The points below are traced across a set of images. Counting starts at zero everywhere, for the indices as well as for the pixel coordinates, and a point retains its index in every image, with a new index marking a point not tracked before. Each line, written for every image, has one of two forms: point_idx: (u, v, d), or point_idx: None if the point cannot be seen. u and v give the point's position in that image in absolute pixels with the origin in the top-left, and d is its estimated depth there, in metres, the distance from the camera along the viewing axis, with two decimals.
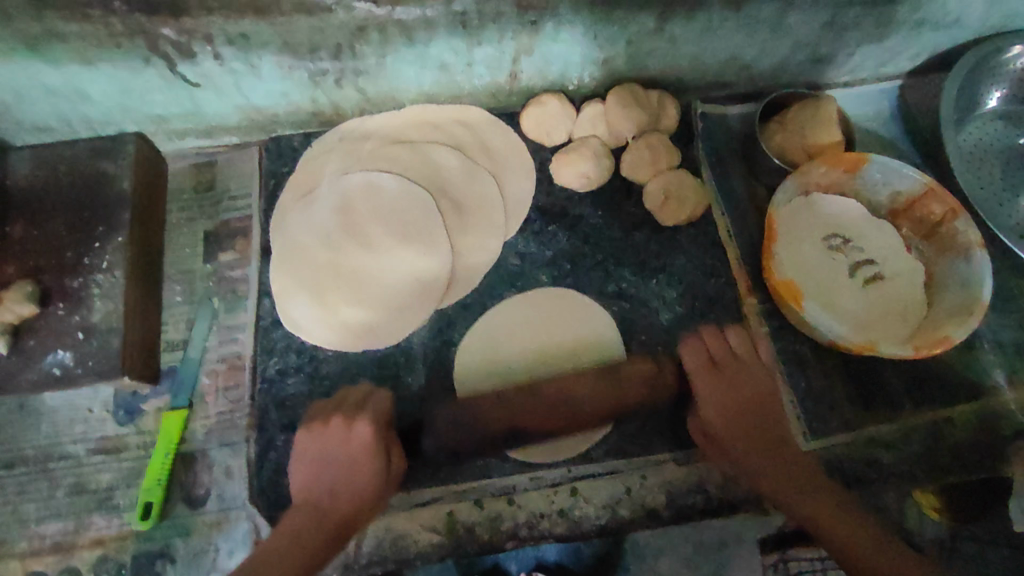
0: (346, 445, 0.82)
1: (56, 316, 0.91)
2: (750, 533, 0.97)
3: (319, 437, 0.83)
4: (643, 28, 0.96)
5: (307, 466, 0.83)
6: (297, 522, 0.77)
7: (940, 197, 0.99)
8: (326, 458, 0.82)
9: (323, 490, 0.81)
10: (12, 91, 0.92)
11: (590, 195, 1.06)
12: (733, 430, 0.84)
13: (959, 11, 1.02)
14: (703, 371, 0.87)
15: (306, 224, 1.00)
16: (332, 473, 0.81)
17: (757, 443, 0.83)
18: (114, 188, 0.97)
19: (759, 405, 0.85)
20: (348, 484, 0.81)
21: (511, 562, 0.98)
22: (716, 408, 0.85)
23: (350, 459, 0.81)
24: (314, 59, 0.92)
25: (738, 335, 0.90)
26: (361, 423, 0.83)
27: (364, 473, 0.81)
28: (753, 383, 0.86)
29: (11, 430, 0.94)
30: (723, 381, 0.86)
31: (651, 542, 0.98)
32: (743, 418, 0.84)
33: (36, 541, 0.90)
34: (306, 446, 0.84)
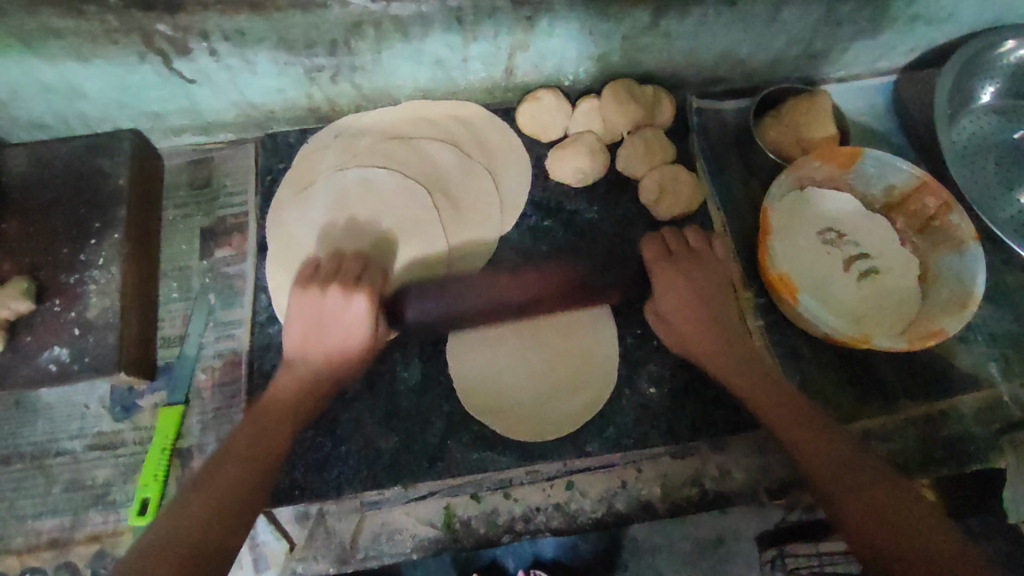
0: (338, 313, 0.85)
1: (52, 313, 0.91)
2: (748, 528, 1.02)
3: (317, 304, 0.86)
4: (638, 23, 0.96)
5: (301, 323, 0.87)
6: (289, 390, 0.85)
7: (934, 191, 1.00)
8: (317, 323, 0.86)
9: (319, 349, 0.86)
10: (8, 87, 0.92)
11: (585, 190, 1.07)
12: (683, 315, 0.91)
13: (953, 6, 1.03)
14: (660, 260, 0.94)
15: (302, 220, 1.00)
16: (326, 343, 0.86)
17: (706, 323, 0.90)
18: (110, 184, 0.97)
19: (710, 295, 0.92)
20: (340, 347, 0.86)
21: (507, 557, 1.01)
22: (667, 294, 0.91)
23: (341, 324, 0.85)
24: (309, 55, 0.93)
25: (696, 233, 0.97)
26: (359, 297, 0.85)
27: (355, 338, 0.86)
28: (709, 278, 0.93)
29: (7, 426, 0.94)
30: (681, 270, 0.92)
31: (649, 539, 1.02)
32: (696, 303, 0.91)
33: (32, 537, 0.90)
34: (300, 310, 0.87)
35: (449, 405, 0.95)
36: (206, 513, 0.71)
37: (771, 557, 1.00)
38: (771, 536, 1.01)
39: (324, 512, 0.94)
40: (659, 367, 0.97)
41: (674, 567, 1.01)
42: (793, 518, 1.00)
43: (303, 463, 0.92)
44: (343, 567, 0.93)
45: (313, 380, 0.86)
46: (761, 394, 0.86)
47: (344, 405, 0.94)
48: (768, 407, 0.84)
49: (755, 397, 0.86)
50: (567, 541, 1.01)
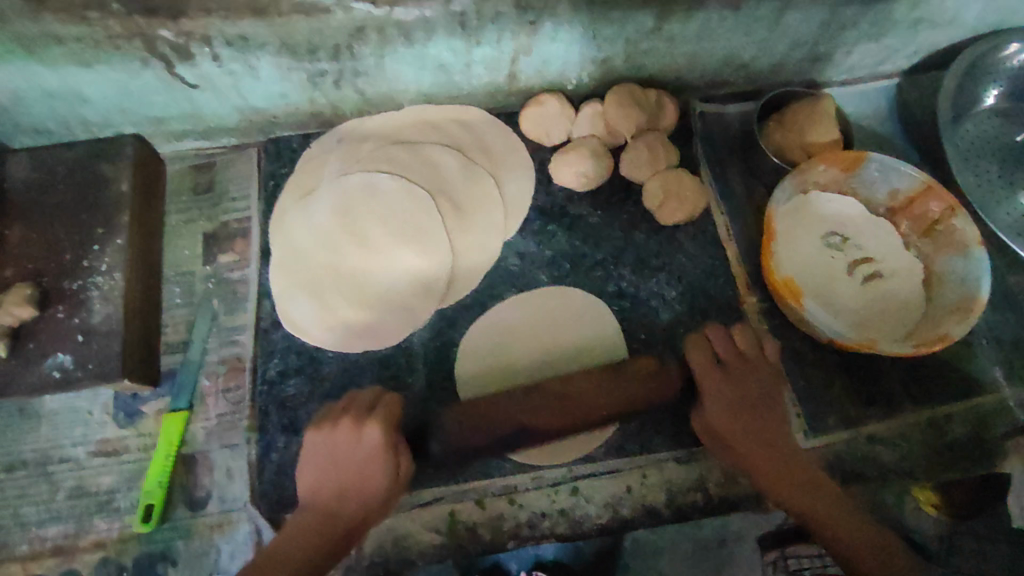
0: (352, 448, 0.80)
1: (56, 319, 0.90)
2: (750, 530, 1.00)
3: (328, 442, 0.81)
4: (642, 28, 0.96)
5: (312, 471, 0.81)
6: (310, 524, 0.79)
7: (938, 195, 0.99)
8: (333, 466, 0.81)
9: (329, 494, 0.80)
10: (10, 93, 0.91)
11: (589, 194, 1.07)
12: (736, 431, 0.83)
13: (956, 9, 1.03)
14: (713, 371, 0.84)
15: (306, 226, 1.00)
16: (340, 476, 0.81)
17: (762, 438, 0.83)
18: (113, 190, 0.97)
19: (764, 407, 0.84)
20: (364, 483, 0.80)
21: (512, 560, 0.99)
22: (722, 411, 0.83)
23: (357, 467, 0.80)
24: (312, 60, 0.92)
25: (744, 335, 0.88)
26: (371, 428, 0.80)
27: (375, 475, 0.80)
28: (762, 387, 0.85)
29: (10, 433, 0.94)
30: (731, 381, 0.84)
31: (652, 541, 1.00)
32: (749, 416, 0.83)
33: (36, 544, 0.90)
34: (315, 449, 0.82)
35: None
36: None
37: (772, 559, 0.98)
38: (772, 538, 0.99)
39: None
40: None
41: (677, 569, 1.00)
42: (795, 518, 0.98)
43: None
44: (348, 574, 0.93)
45: (342, 513, 0.80)
46: (824, 513, 0.79)
47: None
48: (834, 529, 0.78)
49: (821, 518, 0.79)
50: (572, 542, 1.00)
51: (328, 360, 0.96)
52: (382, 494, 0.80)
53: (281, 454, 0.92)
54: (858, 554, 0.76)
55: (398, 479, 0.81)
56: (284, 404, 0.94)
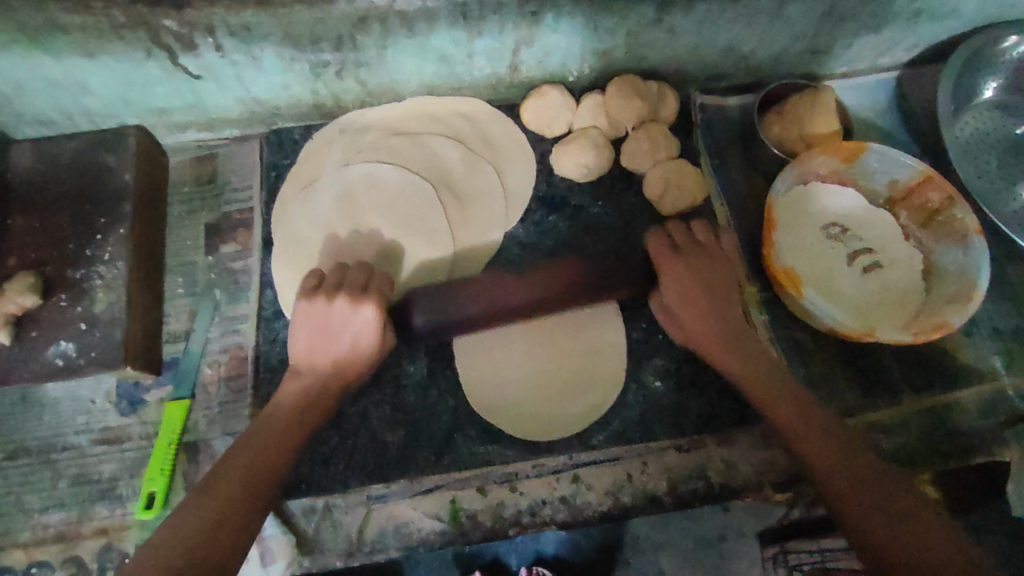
0: (347, 322, 0.83)
1: (59, 308, 0.91)
2: (750, 527, 1.08)
3: (323, 314, 0.83)
4: (643, 19, 0.96)
5: (303, 338, 0.84)
6: (294, 393, 0.81)
7: (938, 185, 1.00)
8: (322, 333, 0.83)
9: (321, 358, 0.84)
10: (14, 82, 0.92)
11: (590, 185, 1.07)
12: (687, 306, 0.90)
13: (956, 2, 1.03)
14: (668, 254, 0.92)
15: (308, 216, 1.00)
16: (330, 353, 0.83)
17: (713, 315, 0.89)
18: (116, 179, 0.97)
19: (714, 286, 0.90)
20: (352, 347, 0.83)
21: (511, 556, 1.07)
22: (675, 287, 0.90)
23: (346, 335, 0.83)
24: (315, 51, 0.93)
25: (701, 227, 0.95)
26: (367, 305, 0.83)
27: (364, 341, 0.83)
28: (712, 270, 0.91)
29: (13, 421, 0.94)
30: (684, 263, 0.91)
31: (650, 537, 1.09)
32: (700, 294, 0.90)
33: (39, 531, 0.90)
34: (307, 316, 0.84)
35: (454, 400, 0.95)
36: (206, 532, 0.65)
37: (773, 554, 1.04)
38: (772, 533, 1.05)
39: (330, 505, 0.94)
40: (664, 360, 0.98)
41: (676, 564, 1.08)
42: (796, 515, 1.00)
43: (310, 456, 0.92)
44: (350, 561, 0.93)
45: (319, 390, 0.82)
46: (770, 393, 0.84)
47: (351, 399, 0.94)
48: (768, 398, 0.84)
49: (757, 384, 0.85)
50: (570, 538, 1.08)
51: None
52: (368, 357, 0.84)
53: None
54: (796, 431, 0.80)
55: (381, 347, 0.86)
56: None
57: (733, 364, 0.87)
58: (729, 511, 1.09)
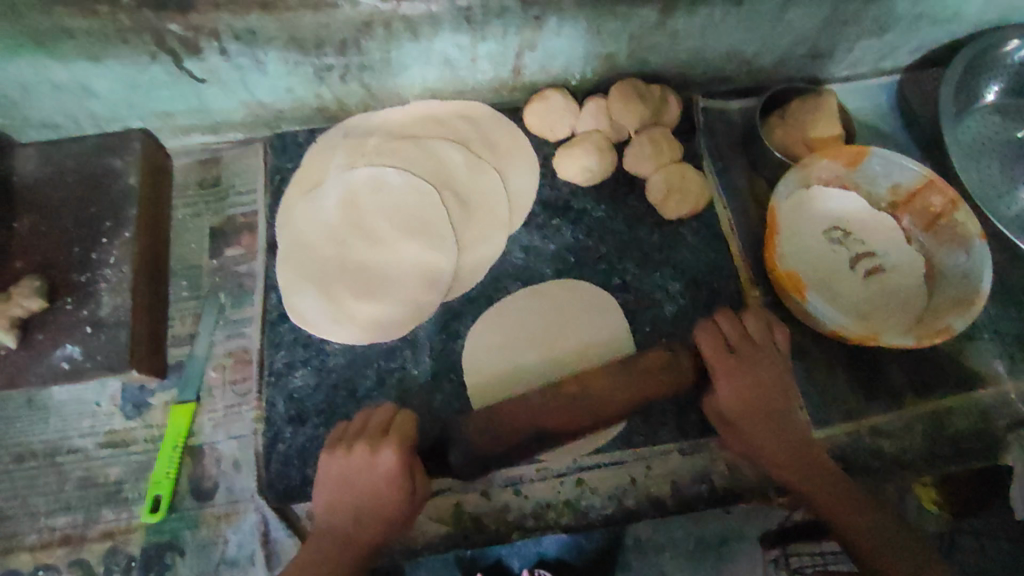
0: (366, 475, 0.78)
1: (64, 311, 0.91)
2: (751, 528, 0.98)
3: (341, 466, 0.80)
4: (646, 23, 0.97)
5: (324, 496, 0.81)
6: (325, 547, 0.79)
7: (940, 189, 1.00)
8: (344, 488, 0.80)
9: (344, 514, 0.80)
10: (20, 86, 0.92)
11: (593, 189, 1.07)
12: (748, 417, 0.82)
13: (957, 6, 1.04)
14: (724, 359, 0.82)
15: (312, 220, 1.01)
16: (356, 506, 0.80)
17: (775, 428, 0.82)
18: (121, 183, 0.98)
19: (776, 394, 0.82)
20: (376, 511, 0.79)
21: (512, 558, 0.96)
22: (735, 400, 0.81)
23: (366, 490, 0.78)
24: (319, 54, 0.93)
25: (755, 320, 0.86)
26: (384, 449, 0.78)
27: (388, 499, 0.79)
28: (775, 377, 0.82)
29: (20, 424, 0.94)
30: (742, 367, 0.82)
31: (653, 539, 0.98)
32: (761, 406, 0.82)
33: (45, 533, 0.91)
34: (329, 476, 0.81)
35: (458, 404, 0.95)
36: None
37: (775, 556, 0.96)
38: (776, 536, 0.97)
39: None
40: None
41: (678, 566, 0.97)
42: (799, 517, 0.97)
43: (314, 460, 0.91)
44: None
45: (355, 528, 0.79)
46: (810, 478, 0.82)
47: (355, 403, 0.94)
48: (815, 485, 0.82)
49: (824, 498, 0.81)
50: (572, 539, 0.97)
51: (334, 352, 0.96)
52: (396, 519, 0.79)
53: (288, 446, 0.92)
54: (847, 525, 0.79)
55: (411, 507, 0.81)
56: (291, 395, 0.95)
57: (804, 483, 0.82)
58: (732, 512, 0.98)
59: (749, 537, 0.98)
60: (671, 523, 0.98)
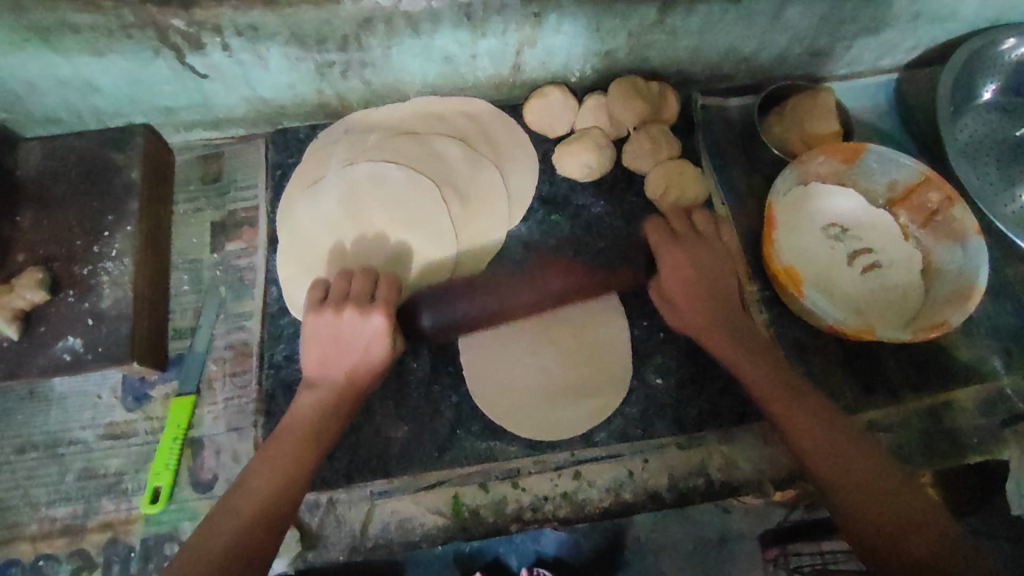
0: (357, 331, 0.83)
1: (66, 303, 0.92)
2: (751, 530, 1.10)
3: (330, 328, 0.84)
4: (645, 20, 0.97)
5: (313, 348, 0.85)
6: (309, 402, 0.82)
7: (937, 185, 1.01)
8: (330, 342, 0.84)
9: (333, 370, 0.84)
10: (24, 81, 0.93)
11: (592, 184, 1.08)
12: (689, 298, 0.91)
13: (954, 4, 1.04)
14: (668, 243, 0.94)
15: (313, 214, 1.01)
16: (345, 364, 0.84)
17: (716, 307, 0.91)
18: (124, 177, 0.98)
19: (714, 276, 0.92)
20: (351, 362, 0.84)
21: (512, 556, 1.09)
22: (676, 274, 0.92)
23: (354, 341, 0.84)
24: (321, 50, 0.94)
25: (703, 218, 0.97)
26: (376, 313, 0.84)
27: (376, 349, 0.84)
28: (713, 266, 0.92)
29: (21, 415, 0.95)
30: (685, 248, 0.93)
31: (652, 541, 1.11)
32: (704, 286, 0.91)
33: (46, 524, 0.91)
34: (317, 335, 0.85)
35: (457, 396, 0.96)
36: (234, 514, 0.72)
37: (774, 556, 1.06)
38: (773, 535, 1.09)
39: (334, 501, 0.95)
40: (665, 359, 0.98)
41: (677, 566, 1.10)
42: (795, 518, 1.07)
43: None
44: (353, 555, 0.94)
45: (337, 400, 0.83)
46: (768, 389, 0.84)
47: None
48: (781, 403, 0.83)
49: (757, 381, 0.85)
50: (570, 539, 1.10)
51: None
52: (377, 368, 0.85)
53: None
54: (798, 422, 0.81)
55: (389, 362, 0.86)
56: (290, 388, 0.95)
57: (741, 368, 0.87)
58: (729, 512, 1.11)
59: (749, 537, 1.10)
60: (670, 523, 1.12)
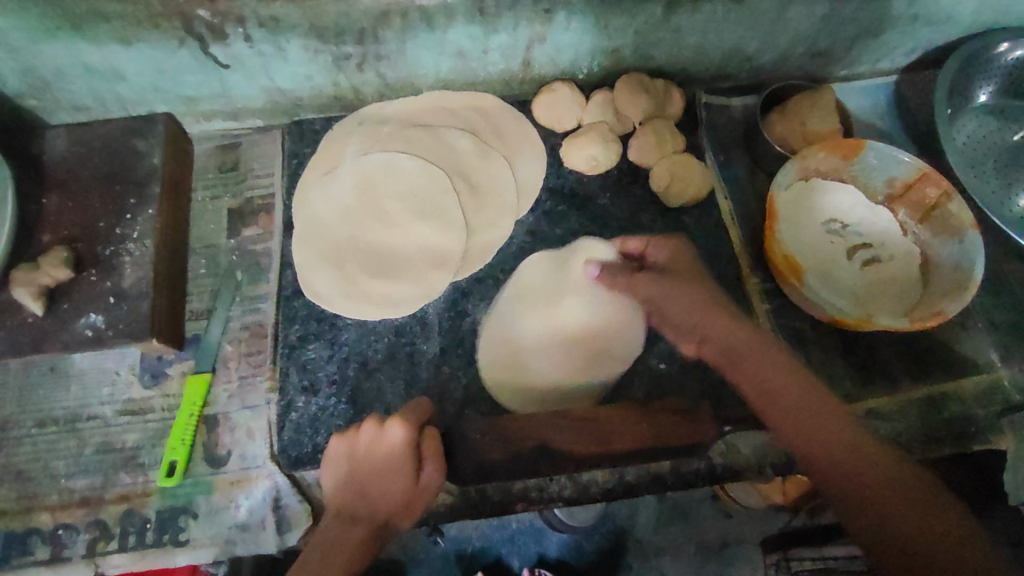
0: (375, 449, 0.83)
1: (89, 281, 0.95)
2: (751, 535, 1.26)
3: (352, 445, 0.85)
4: (651, 18, 1.01)
5: (336, 473, 0.84)
6: (337, 530, 0.79)
7: (934, 181, 1.04)
8: (356, 465, 0.83)
9: (354, 495, 0.82)
10: (54, 68, 0.97)
11: (599, 177, 1.11)
12: (687, 291, 0.92)
13: (951, 7, 1.08)
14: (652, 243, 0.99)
15: (327, 202, 1.05)
16: (363, 485, 0.82)
17: (710, 300, 0.91)
18: (146, 162, 1.02)
19: (714, 291, 0.93)
20: (377, 492, 0.82)
21: (513, 557, 1.24)
22: (670, 262, 0.96)
23: (377, 467, 0.82)
24: (338, 43, 0.98)
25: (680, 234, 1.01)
26: (393, 425, 0.83)
27: (396, 476, 0.81)
28: (713, 290, 0.93)
29: (43, 390, 0.98)
30: (671, 246, 0.97)
31: (653, 541, 1.26)
32: (692, 278, 0.93)
33: (66, 495, 0.94)
34: (337, 462, 0.85)
35: (466, 377, 0.98)
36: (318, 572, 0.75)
37: (775, 560, 1.18)
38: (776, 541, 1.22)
39: None
40: (669, 345, 1.01)
41: (678, 566, 1.25)
42: (798, 522, 1.23)
43: (325, 429, 0.94)
44: None
45: (371, 515, 0.81)
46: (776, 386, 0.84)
47: (366, 375, 0.97)
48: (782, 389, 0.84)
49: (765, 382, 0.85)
50: (572, 541, 1.25)
51: (346, 329, 1.00)
52: (398, 502, 0.81)
53: (301, 414, 0.95)
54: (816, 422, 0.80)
55: (413, 498, 0.82)
56: (304, 365, 0.97)
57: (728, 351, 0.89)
58: (731, 517, 1.27)
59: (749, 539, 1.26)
60: (673, 528, 1.27)
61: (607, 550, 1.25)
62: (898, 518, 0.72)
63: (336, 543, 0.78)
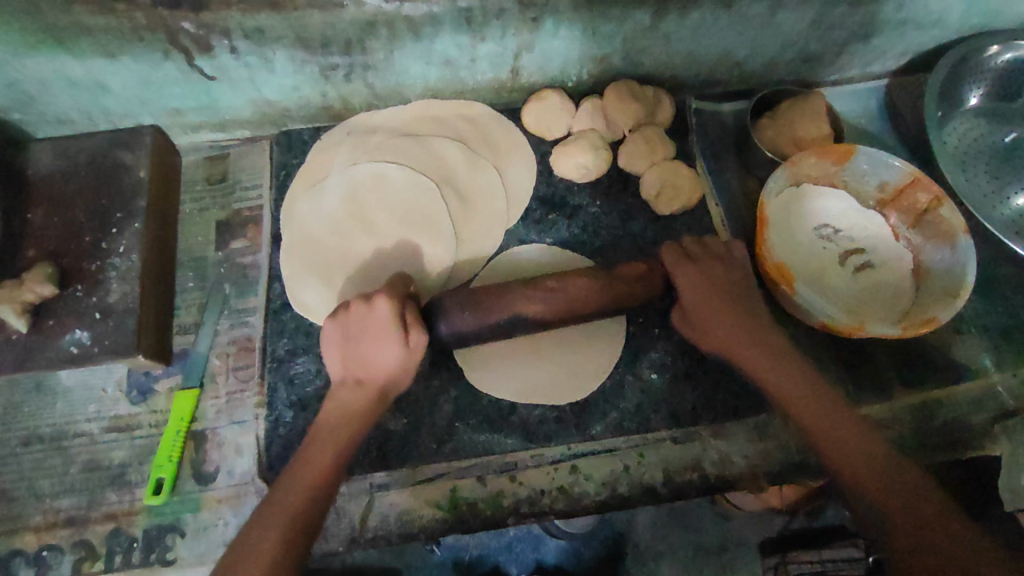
0: (364, 322, 0.84)
1: (74, 297, 0.94)
2: (750, 537, 1.25)
3: (341, 325, 0.85)
4: (639, 25, 1.00)
5: (335, 349, 0.86)
6: (336, 409, 0.84)
7: (926, 186, 1.03)
8: (350, 345, 0.85)
9: (354, 365, 0.85)
10: (38, 83, 0.96)
11: (589, 185, 1.10)
12: (722, 323, 0.93)
13: (941, 10, 1.07)
14: (682, 264, 0.95)
15: (315, 212, 1.04)
16: (360, 355, 0.84)
17: (734, 323, 0.92)
18: (132, 176, 1.01)
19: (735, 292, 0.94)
20: (371, 359, 0.84)
21: (512, 564, 1.22)
22: (693, 292, 0.93)
23: (368, 337, 0.83)
24: (325, 54, 0.97)
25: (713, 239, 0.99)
26: (379, 300, 0.83)
27: (386, 347, 0.82)
28: (746, 303, 0.94)
29: (28, 408, 0.97)
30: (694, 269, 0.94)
31: (652, 546, 1.25)
32: (717, 297, 0.93)
33: (50, 515, 0.92)
34: (332, 338, 0.86)
35: (456, 390, 0.98)
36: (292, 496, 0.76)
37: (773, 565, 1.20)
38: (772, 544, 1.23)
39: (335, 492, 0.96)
40: (660, 354, 1.01)
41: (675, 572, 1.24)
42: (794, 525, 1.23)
43: None
44: (352, 546, 0.95)
45: (367, 382, 0.84)
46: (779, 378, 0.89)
47: None
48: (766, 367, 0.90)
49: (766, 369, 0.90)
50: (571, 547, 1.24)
51: None
52: (393, 368, 0.83)
53: (289, 429, 0.94)
54: (785, 390, 0.88)
55: (409, 360, 0.84)
56: (292, 380, 0.96)
57: (753, 359, 0.91)
58: (729, 520, 1.26)
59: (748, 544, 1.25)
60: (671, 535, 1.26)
61: (606, 556, 1.24)
62: (865, 481, 0.79)
63: (321, 445, 0.81)
